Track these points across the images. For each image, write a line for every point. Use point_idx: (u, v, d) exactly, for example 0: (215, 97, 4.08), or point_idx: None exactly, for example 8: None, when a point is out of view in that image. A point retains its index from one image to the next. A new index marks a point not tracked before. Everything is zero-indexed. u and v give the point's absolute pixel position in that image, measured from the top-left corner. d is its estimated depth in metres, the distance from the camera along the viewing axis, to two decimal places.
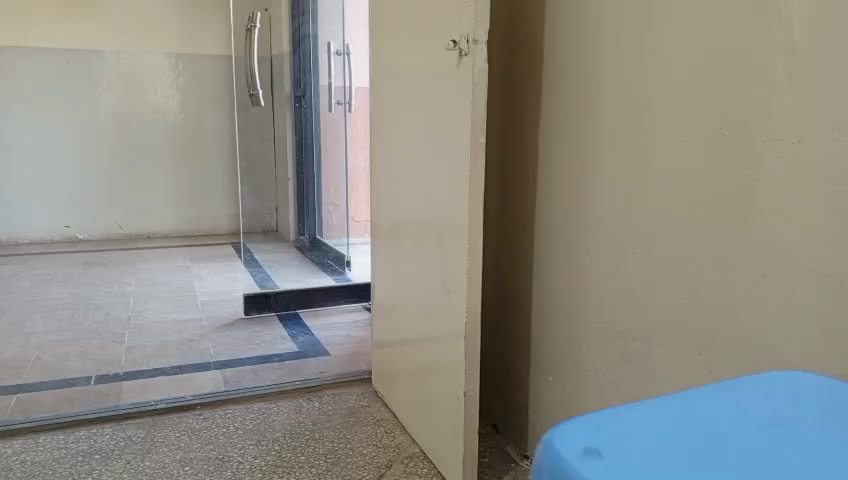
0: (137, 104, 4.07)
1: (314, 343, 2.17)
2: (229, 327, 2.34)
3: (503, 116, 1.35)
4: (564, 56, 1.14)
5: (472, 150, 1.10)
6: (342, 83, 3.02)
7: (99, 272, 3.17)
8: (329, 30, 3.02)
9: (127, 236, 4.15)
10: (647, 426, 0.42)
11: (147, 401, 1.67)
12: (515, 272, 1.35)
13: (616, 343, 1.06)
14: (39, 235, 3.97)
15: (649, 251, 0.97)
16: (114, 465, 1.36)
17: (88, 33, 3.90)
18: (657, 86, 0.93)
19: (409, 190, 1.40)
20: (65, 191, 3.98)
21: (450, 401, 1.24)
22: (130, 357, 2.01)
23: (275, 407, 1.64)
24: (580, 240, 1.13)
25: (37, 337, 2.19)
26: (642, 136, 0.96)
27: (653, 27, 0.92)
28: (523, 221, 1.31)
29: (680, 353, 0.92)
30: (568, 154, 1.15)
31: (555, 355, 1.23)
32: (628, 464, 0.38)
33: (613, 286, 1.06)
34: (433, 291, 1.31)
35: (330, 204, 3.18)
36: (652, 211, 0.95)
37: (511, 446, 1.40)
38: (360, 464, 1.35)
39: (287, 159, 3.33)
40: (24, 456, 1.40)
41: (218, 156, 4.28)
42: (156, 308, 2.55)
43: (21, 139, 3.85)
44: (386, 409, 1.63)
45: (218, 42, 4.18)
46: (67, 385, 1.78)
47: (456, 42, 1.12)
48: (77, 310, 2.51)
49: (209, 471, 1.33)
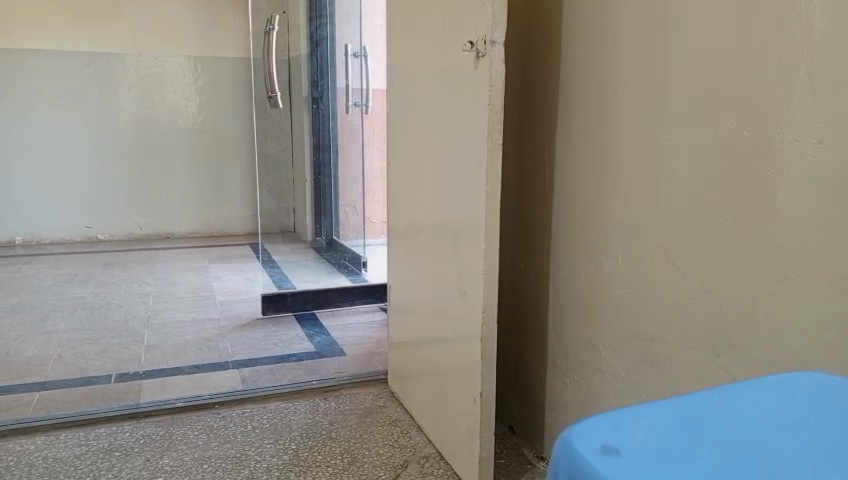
0: (156, 106, 4.12)
1: (330, 343, 2.18)
2: (246, 326, 2.36)
3: (520, 116, 1.35)
4: (582, 57, 1.14)
5: (489, 151, 1.10)
6: (359, 84, 3.06)
7: (119, 272, 3.21)
8: (347, 32, 3.04)
9: (146, 236, 4.20)
10: (665, 426, 0.41)
11: (166, 399, 1.69)
12: (532, 272, 1.35)
13: (633, 345, 1.05)
14: (60, 235, 4.02)
15: (668, 253, 0.96)
16: (134, 463, 1.37)
17: (109, 36, 3.95)
18: (676, 86, 0.92)
19: (426, 191, 1.41)
20: (86, 193, 4.03)
21: (466, 401, 1.24)
22: (149, 356, 2.04)
23: (292, 407, 1.65)
24: (597, 240, 1.13)
25: (59, 336, 2.22)
26: (661, 137, 0.96)
27: (672, 27, 0.92)
28: (540, 221, 1.31)
29: (698, 355, 0.91)
30: (586, 156, 1.14)
31: (571, 357, 1.23)
32: (646, 463, 0.38)
33: (630, 287, 1.05)
34: (449, 292, 1.31)
35: (347, 205, 3.23)
36: (670, 211, 0.95)
37: (527, 448, 1.40)
38: (377, 464, 1.36)
39: (305, 160, 3.31)
40: (46, 452, 1.42)
41: (236, 156, 4.32)
42: (175, 308, 2.58)
43: (44, 141, 3.91)
44: (402, 409, 1.64)
45: (237, 44, 4.22)
46: (87, 384, 1.80)
47: (473, 43, 1.12)
48: (98, 309, 2.54)
49: (227, 470, 1.34)
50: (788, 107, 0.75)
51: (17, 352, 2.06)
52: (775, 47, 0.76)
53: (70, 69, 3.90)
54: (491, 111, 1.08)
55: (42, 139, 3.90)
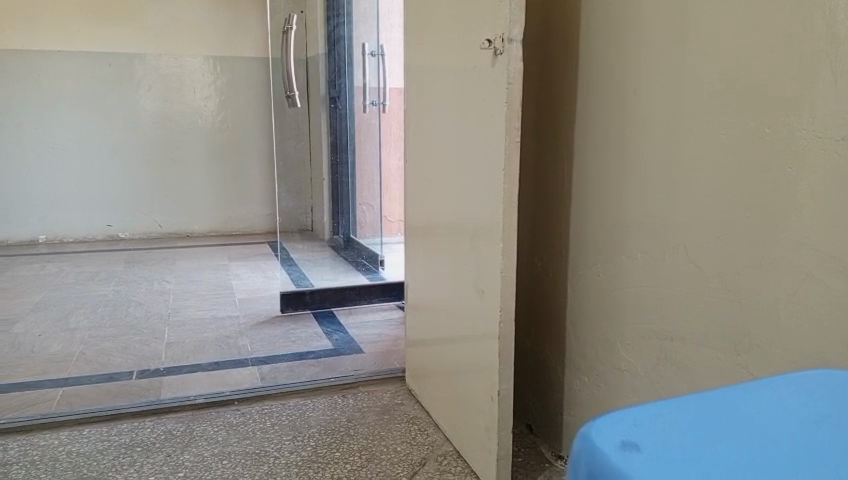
0: (175, 105, 4.16)
1: (348, 341, 2.19)
2: (265, 324, 2.38)
3: (538, 112, 1.35)
4: (601, 54, 1.13)
5: (507, 150, 1.10)
6: (377, 84, 3.07)
7: (139, 270, 3.25)
8: (364, 31, 3.05)
9: (166, 235, 4.24)
10: (687, 424, 0.41)
11: (186, 396, 1.71)
12: (549, 270, 1.35)
13: (652, 343, 1.05)
14: (82, 234, 4.08)
15: (687, 251, 0.96)
16: (155, 458, 1.39)
17: (130, 36, 3.99)
18: (695, 83, 0.91)
19: (443, 190, 1.41)
20: (107, 192, 4.09)
21: (484, 399, 1.25)
22: (170, 352, 2.06)
23: (310, 404, 1.66)
24: (616, 239, 1.12)
25: (81, 333, 2.25)
26: (680, 134, 0.95)
27: (692, 23, 0.91)
28: (558, 220, 1.31)
29: (718, 353, 0.91)
30: (605, 153, 1.14)
31: (590, 356, 1.22)
32: (665, 459, 0.38)
33: (650, 285, 1.04)
34: (466, 291, 1.32)
35: (364, 203, 3.25)
36: (690, 209, 0.94)
37: (545, 447, 1.40)
38: (394, 462, 1.36)
39: (322, 160, 3.32)
40: (69, 447, 1.44)
41: (256, 155, 4.35)
42: (194, 306, 2.61)
43: (67, 141, 3.96)
44: (419, 407, 1.64)
45: (256, 44, 4.25)
46: (109, 380, 1.83)
47: (491, 41, 1.12)
48: (119, 307, 2.58)
49: (246, 467, 1.35)
50: (810, 103, 0.74)
51: (41, 349, 2.09)
52: (798, 42, 0.75)
53: (91, 69, 3.95)
54: (509, 109, 1.08)
55: (63, 139, 3.96)
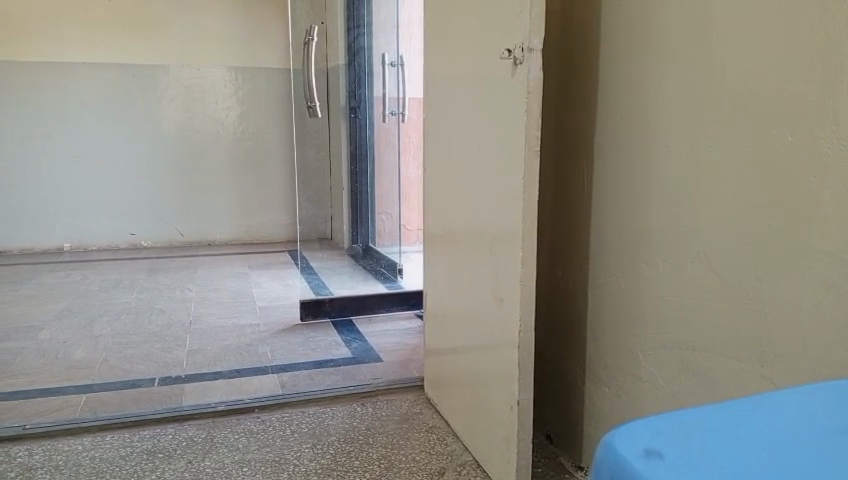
0: (197, 115, 4.22)
1: (367, 349, 2.20)
2: (285, 332, 2.40)
3: (558, 121, 1.35)
4: (621, 63, 1.14)
5: (527, 158, 1.10)
6: (396, 93, 3.08)
7: (162, 278, 3.29)
8: (384, 41, 3.06)
9: (188, 243, 4.30)
10: (711, 432, 0.41)
11: (207, 403, 1.73)
12: (569, 279, 1.35)
13: (674, 354, 1.04)
14: (106, 242, 4.15)
15: (709, 260, 0.95)
16: (176, 464, 1.41)
17: (153, 47, 4.06)
18: (717, 92, 0.91)
19: (462, 199, 1.42)
20: (131, 201, 4.15)
21: (503, 409, 1.24)
22: (191, 359, 2.09)
23: (330, 412, 1.67)
24: (637, 248, 1.12)
25: (105, 340, 2.29)
26: (701, 142, 0.95)
27: (714, 31, 0.91)
28: (578, 228, 1.30)
29: (740, 364, 0.90)
30: (626, 161, 1.14)
31: (610, 366, 1.22)
32: (690, 467, 0.37)
33: (671, 295, 1.04)
34: (485, 300, 1.32)
35: (384, 212, 3.25)
36: (712, 219, 0.94)
37: (566, 457, 1.39)
38: (413, 470, 1.36)
39: (342, 169, 3.33)
40: (93, 452, 1.46)
41: (277, 165, 4.40)
42: (215, 314, 2.63)
43: (91, 150, 4.03)
44: (438, 416, 1.64)
45: (277, 54, 4.30)
46: (132, 386, 1.85)
47: (511, 51, 1.12)
48: (142, 314, 2.61)
49: (266, 473, 1.36)
50: (834, 111, 0.73)
51: (66, 355, 2.12)
52: (821, 50, 0.74)
53: (115, 79, 4.02)
54: (529, 118, 1.09)
55: (88, 149, 4.03)
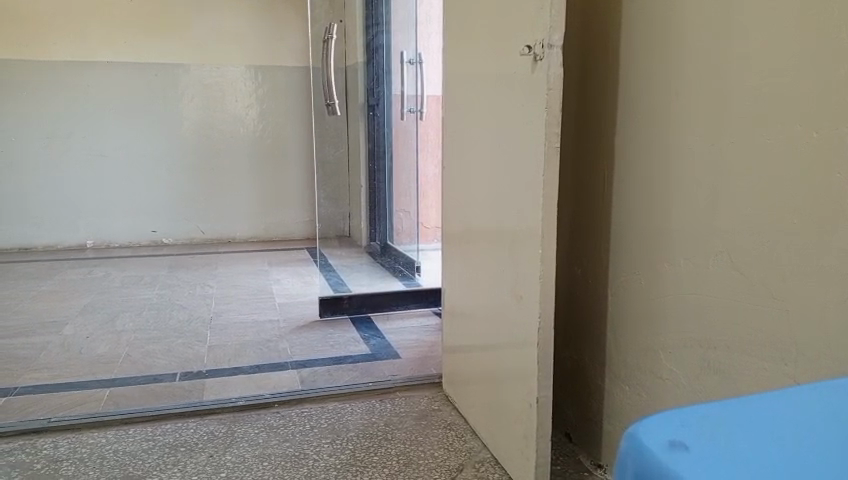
0: (217, 114, 4.25)
1: (385, 346, 2.20)
2: (304, 329, 2.41)
3: (578, 117, 1.35)
4: (642, 59, 1.13)
5: (547, 155, 1.10)
6: (413, 92, 3.10)
7: (182, 274, 3.33)
8: (402, 39, 3.10)
9: (209, 241, 4.35)
10: (734, 424, 0.41)
11: (227, 398, 1.74)
12: (589, 276, 1.34)
13: (694, 352, 1.03)
14: (128, 239, 4.20)
15: (731, 258, 0.94)
16: (197, 458, 1.42)
17: (174, 47, 4.10)
18: (738, 88, 0.91)
19: (481, 196, 1.42)
20: (152, 199, 4.20)
21: (522, 406, 1.24)
22: (212, 355, 2.11)
23: (348, 408, 1.68)
24: (658, 245, 1.11)
25: (127, 335, 2.32)
26: (722, 139, 0.94)
27: (737, 26, 0.90)
28: (598, 225, 1.30)
29: (763, 362, 0.89)
30: (646, 158, 1.13)
31: (631, 364, 1.21)
32: (714, 459, 0.37)
33: (693, 293, 1.03)
34: (504, 297, 1.32)
35: (401, 209, 3.29)
36: (734, 217, 0.93)
37: (585, 455, 1.39)
38: (432, 467, 1.37)
39: (361, 168, 3.35)
40: (116, 445, 1.48)
41: (296, 163, 4.43)
42: (235, 310, 2.66)
43: (113, 149, 4.09)
44: (456, 413, 1.64)
45: (296, 53, 4.32)
46: (154, 381, 1.88)
47: (531, 48, 1.12)
48: (163, 310, 2.64)
49: (286, 468, 1.37)
50: None
51: (89, 350, 2.16)
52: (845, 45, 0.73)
53: (137, 78, 4.06)
54: (549, 115, 1.09)
55: (110, 147, 4.08)
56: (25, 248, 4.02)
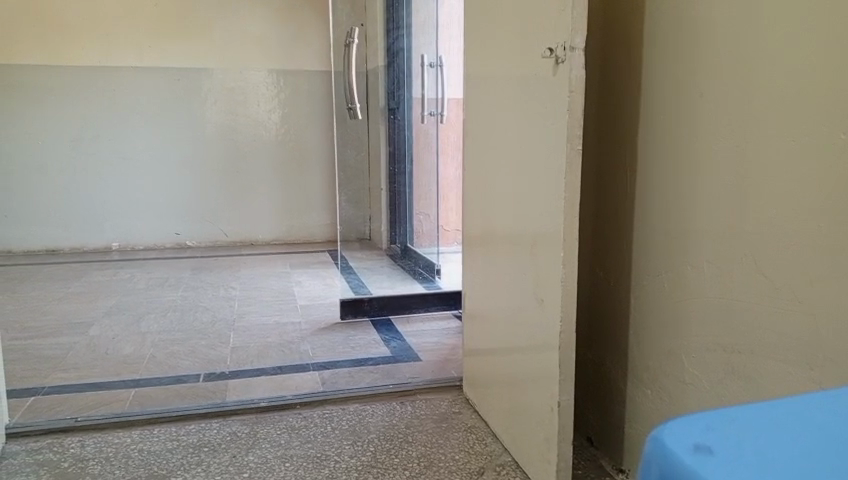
0: (240, 117, 4.30)
1: (406, 348, 2.21)
2: (326, 330, 2.43)
3: (601, 118, 1.35)
4: (664, 59, 1.12)
5: (569, 158, 1.10)
6: (434, 95, 3.11)
7: (206, 277, 3.37)
8: (422, 42, 3.10)
9: (232, 243, 4.39)
10: (760, 431, 0.41)
11: (250, 399, 1.76)
12: (612, 278, 1.34)
13: (718, 356, 1.02)
14: (152, 242, 4.26)
15: (756, 261, 0.93)
16: (221, 458, 1.44)
17: (199, 51, 4.16)
18: (764, 90, 0.90)
19: (502, 200, 1.42)
20: (176, 201, 4.25)
21: (543, 409, 1.24)
22: (235, 356, 2.13)
23: (369, 409, 1.68)
24: (682, 248, 1.10)
25: (151, 336, 2.35)
26: (747, 140, 0.93)
27: (762, 26, 0.89)
28: (621, 228, 1.29)
29: (789, 367, 0.88)
30: (669, 160, 1.12)
31: (653, 368, 1.20)
32: (740, 463, 0.37)
33: (717, 297, 1.02)
34: (525, 300, 1.32)
35: (421, 212, 3.29)
36: (758, 219, 0.92)
37: (606, 460, 1.38)
38: (453, 469, 1.37)
39: (381, 170, 3.39)
40: (141, 445, 1.50)
41: (317, 166, 4.47)
42: (258, 311, 2.68)
43: (138, 153, 4.15)
44: (477, 416, 1.64)
45: (319, 58, 4.36)
46: (178, 382, 1.90)
47: (552, 50, 1.11)
48: (187, 312, 2.68)
49: (308, 469, 1.38)
50: None
51: (115, 351, 2.19)
52: None
53: (162, 82, 4.12)
54: (571, 118, 1.08)
55: (136, 151, 4.14)
56: (53, 250, 4.10)
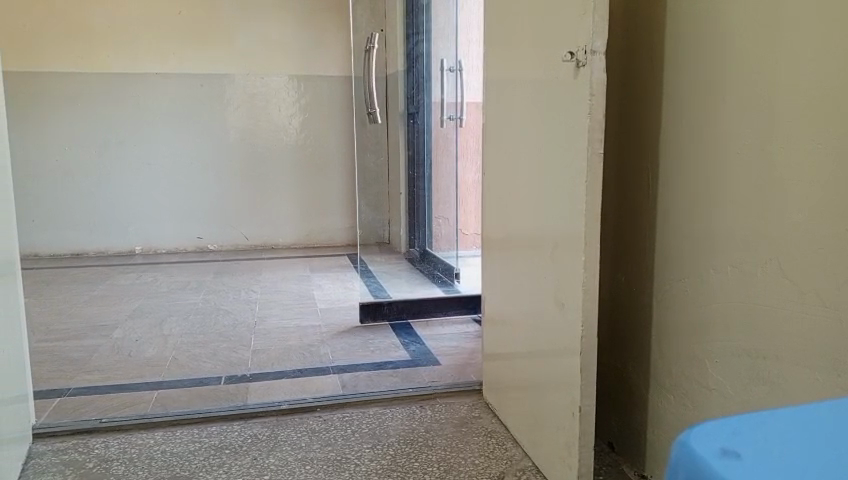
0: (261, 122, 4.34)
1: (425, 352, 2.21)
2: (345, 334, 2.44)
3: (622, 124, 1.34)
4: (686, 64, 1.12)
5: (590, 161, 1.10)
6: (454, 98, 3.11)
7: (227, 280, 3.40)
8: (442, 47, 3.11)
9: (252, 246, 4.43)
10: (789, 435, 0.40)
11: (271, 401, 1.78)
12: (633, 284, 1.33)
13: (743, 361, 1.01)
14: (174, 245, 4.30)
15: (782, 265, 0.92)
16: (242, 460, 1.45)
17: (221, 57, 4.20)
18: (788, 94, 0.89)
19: (522, 204, 1.42)
20: (197, 205, 4.30)
21: (563, 414, 1.23)
22: (256, 359, 2.15)
23: (389, 413, 1.69)
24: (705, 253, 1.09)
25: (174, 339, 2.38)
26: (771, 144, 0.92)
27: (786, 29, 0.88)
28: (643, 233, 1.28)
29: (815, 373, 0.86)
30: (692, 164, 1.11)
31: (675, 373, 1.19)
32: (768, 466, 0.37)
33: (741, 302, 1.01)
34: (545, 305, 1.31)
35: (440, 216, 3.28)
36: (785, 224, 0.90)
37: (628, 466, 1.37)
38: (473, 474, 1.37)
39: (401, 175, 3.41)
40: (164, 446, 1.52)
41: (337, 170, 4.49)
42: (278, 315, 2.70)
43: (160, 157, 4.20)
44: (497, 421, 1.63)
45: (338, 64, 4.39)
46: (200, 384, 1.92)
47: (573, 54, 1.11)
48: (209, 315, 2.71)
49: (328, 472, 1.38)
50: None
51: (139, 353, 2.22)
52: None
53: (183, 89, 4.17)
54: (592, 121, 1.08)
55: (158, 155, 4.20)
56: (77, 253, 4.16)
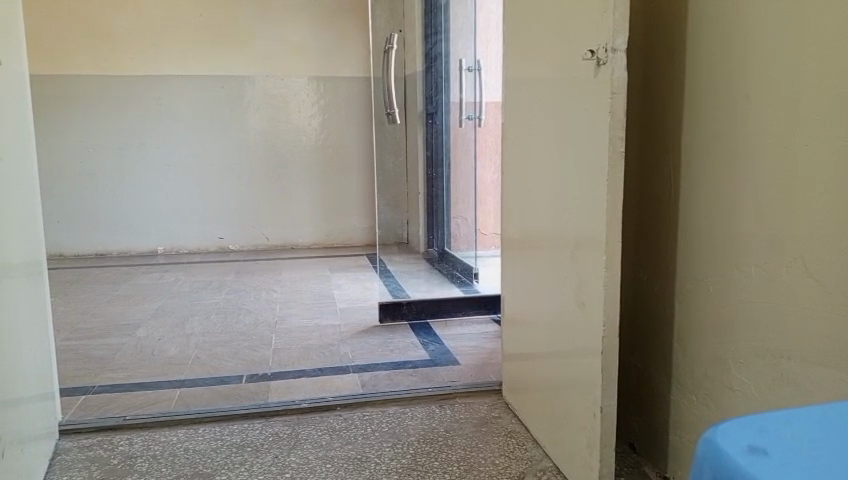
0: (281, 123, 4.37)
1: (444, 351, 2.21)
2: (365, 333, 2.45)
3: (644, 123, 1.33)
4: (709, 62, 1.11)
5: (611, 160, 1.09)
6: (472, 98, 3.10)
7: (247, 280, 3.43)
8: (460, 46, 3.10)
9: (273, 247, 4.46)
10: (818, 433, 0.40)
11: (292, 400, 1.79)
12: (656, 284, 1.32)
13: (767, 362, 1.00)
14: (196, 245, 4.35)
15: (807, 264, 0.91)
16: (264, 458, 1.46)
17: (241, 59, 4.23)
18: (814, 90, 0.87)
19: (542, 204, 1.42)
20: (218, 206, 4.34)
21: (585, 415, 1.23)
22: (277, 358, 2.16)
23: (409, 412, 1.69)
24: (728, 252, 1.08)
25: (196, 338, 2.41)
26: (796, 141, 0.91)
27: (812, 24, 0.87)
28: (665, 233, 1.27)
29: (841, 374, 0.85)
30: (715, 162, 1.10)
31: (698, 374, 1.18)
32: (796, 464, 0.37)
33: (765, 302, 1.00)
34: (566, 305, 1.31)
35: (459, 217, 3.27)
36: (811, 222, 0.89)
37: (650, 467, 1.36)
38: (493, 473, 1.36)
39: (419, 175, 3.41)
40: (187, 443, 1.54)
41: (355, 171, 4.51)
42: (298, 314, 2.72)
43: (181, 158, 4.25)
44: (517, 421, 1.63)
45: (356, 64, 4.40)
46: (222, 383, 1.94)
47: (594, 52, 1.11)
48: (230, 314, 2.73)
49: (349, 471, 1.39)
50: None
51: (161, 352, 2.25)
52: None
53: (204, 91, 4.22)
54: (614, 119, 1.07)
55: (179, 156, 4.24)
56: (101, 253, 4.22)
